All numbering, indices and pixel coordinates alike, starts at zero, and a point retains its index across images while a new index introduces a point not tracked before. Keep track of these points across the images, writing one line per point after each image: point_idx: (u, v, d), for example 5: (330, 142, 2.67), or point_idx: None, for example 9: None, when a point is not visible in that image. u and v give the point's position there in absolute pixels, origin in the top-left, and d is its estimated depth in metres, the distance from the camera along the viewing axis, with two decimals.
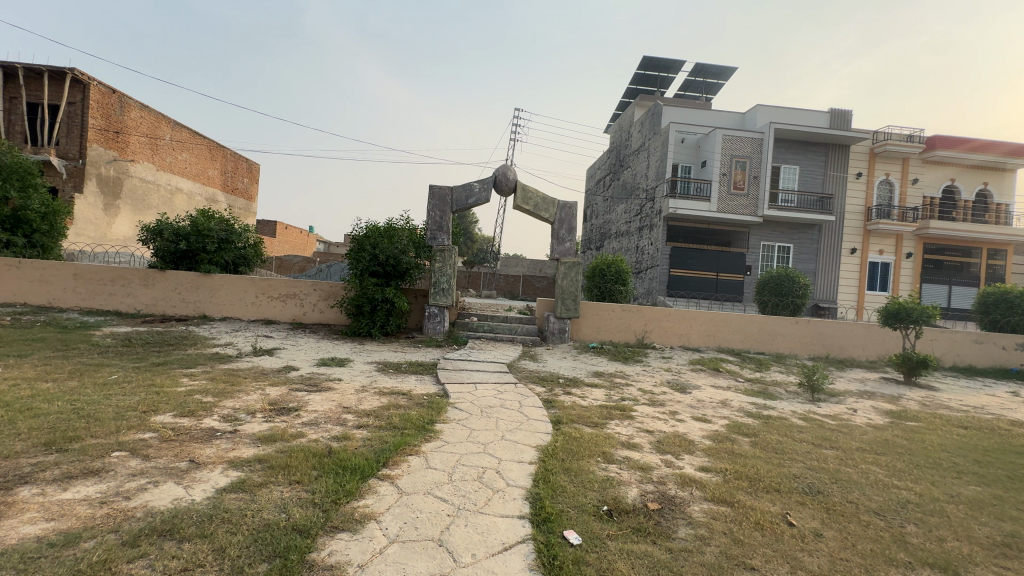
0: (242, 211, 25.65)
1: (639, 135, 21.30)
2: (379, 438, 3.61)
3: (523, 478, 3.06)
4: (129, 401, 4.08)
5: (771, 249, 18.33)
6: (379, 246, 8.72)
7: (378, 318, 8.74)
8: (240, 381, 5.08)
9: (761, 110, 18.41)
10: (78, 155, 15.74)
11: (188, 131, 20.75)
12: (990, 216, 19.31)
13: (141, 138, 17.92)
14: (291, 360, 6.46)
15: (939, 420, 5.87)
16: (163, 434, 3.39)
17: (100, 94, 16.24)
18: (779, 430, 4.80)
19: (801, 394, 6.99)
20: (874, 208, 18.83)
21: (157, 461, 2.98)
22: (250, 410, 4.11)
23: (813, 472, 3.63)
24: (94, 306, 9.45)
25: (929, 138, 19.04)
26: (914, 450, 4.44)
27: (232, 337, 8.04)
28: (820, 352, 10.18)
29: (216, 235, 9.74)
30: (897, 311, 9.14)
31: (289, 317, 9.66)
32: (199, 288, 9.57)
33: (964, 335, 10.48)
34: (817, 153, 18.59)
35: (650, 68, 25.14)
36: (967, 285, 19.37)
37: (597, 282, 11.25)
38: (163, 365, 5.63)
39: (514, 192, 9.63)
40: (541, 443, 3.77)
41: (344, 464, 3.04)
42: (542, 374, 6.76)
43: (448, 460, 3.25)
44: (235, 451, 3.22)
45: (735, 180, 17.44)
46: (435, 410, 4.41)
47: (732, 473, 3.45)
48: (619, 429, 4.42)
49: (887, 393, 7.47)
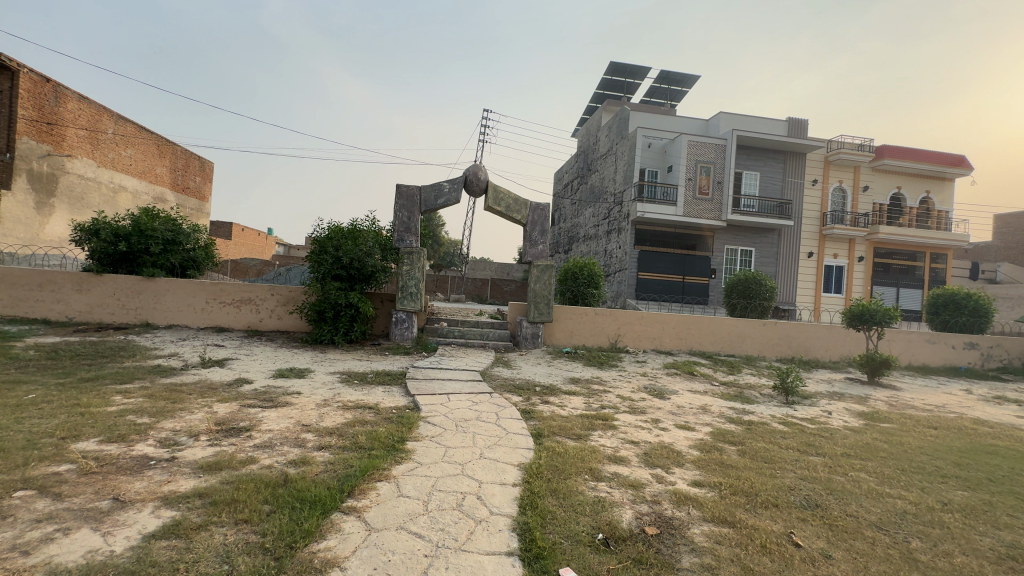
0: (193, 212, 24.15)
1: (607, 139, 21.43)
2: (343, 461, 3.21)
3: (508, 505, 2.74)
4: (45, 425, 3.50)
5: (735, 253, 18.74)
6: (342, 249, 8.21)
7: (340, 325, 8.23)
8: (183, 398, 4.53)
9: (724, 116, 18.85)
10: (5, 148, 14.30)
11: (133, 125, 19.36)
12: (932, 222, 20.45)
13: (78, 132, 16.55)
14: (244, 372, 5.90)
15: (909, 421, 5.93)
16: (82, 465, 2.87)
17: (32, 83, 14.86)
18: (763, 436, 4.67)
19: (775, 397, 6.96)
20: (829, 214, 19.59)
21: (70, 502, 2.49)
22: (193, 432, 3.62)
23: (806, 483, 3.48)
24: (17, 313, 8.48)
25: (878, 147, 20.00)
26: (895, 453, 4.39)
27: (177, 346, 7.34)
28: (787, 354, 10.34)
29: (161, 235, 8.97)
30: (862, 312, 9.36)
31: (243, 324, 8.99)
32: (141, 293, 8.77)
33: (918, 335, 10.89)
34: (776, 160, 19.19)
35: (617, 74, 25.43)
36: (913, 288, 20.41)
37: (568, 285, 11.09)
38: (93, 381, 4.97)
39: (485, 193, 9.33)
40: (524, 461, 3.46)
41: (303, 495, 2.64)
42: (517, 382, 6.45)
43: (422, 486, 2.90)
44: (171, 484, 2.76)
45: (700, 185, 17.78)
46: (406, 426, 4.03)
47: (727, 488, 3.24)
48: (603, 442, 4.16)
49: (855, 394, 7.58)
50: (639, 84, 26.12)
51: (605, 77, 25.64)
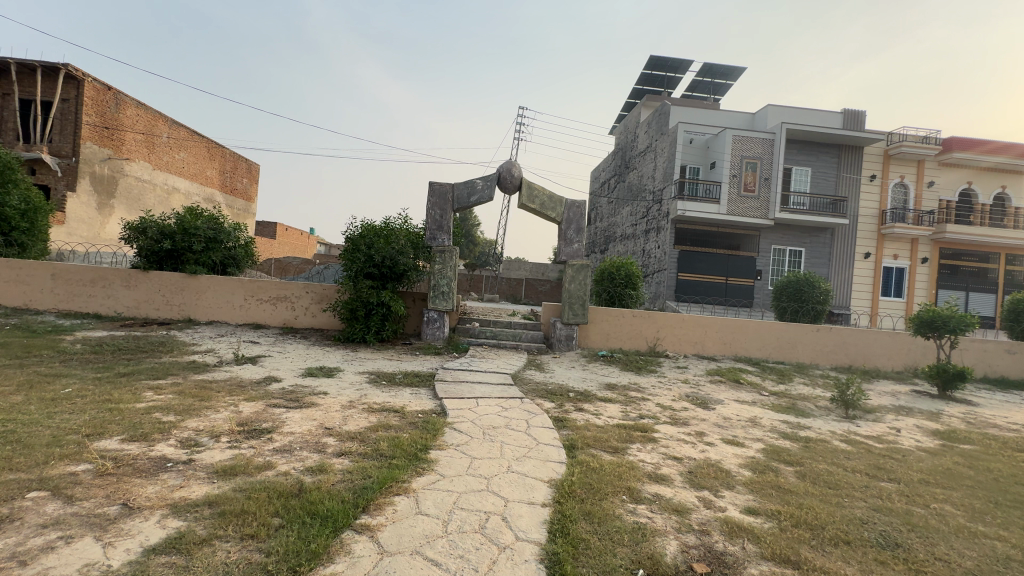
0: (241, 212, 25.14)
1: (646, 135, 20.75)
2: (362, 470, 3.01)
3: (537, 529, 2.46)
4: (74, 422, 3.50)
5: (782, 253, 17.69)
6: (374, 247, 8.14)
7: (372, 324, 8.18)
8: (211, 396, 4.49)
9: (772, 109, 17.90)
10: (71, 153, 15.23)
11: (186, 129, 20.23)
12: (1008, 221, 18.67)
13: (136, 136, 17.42)
14: (273, 370, 5.86)
15: (994, 442, 5.23)
16: (99, 466, 2.80)
17: (95, 91, 15.76)
18: (824, 456, 4.18)
19: (833, 411, 6.36)
20: (888, 212, 18.21)
21: (80, 506, 2.39)
22: (215, 433, 3.52)
23: (880, 515, 3.03)
24: (72, 308, 8.90)
25: (945, 139, 18.43)
26: (984, 482, 3.82)
27: (214, 342, 7.45)
28: (843, 362, 9.57)
29: (203, 233, 9.20)
30: (932, 319, 8.46)
31: (279, 321, 9.10)
32: (184, 290, 9.02)
33: (995, 345, 9.86)
34: (830, 155, 17.99)
35: (656, 68, 24.66)
36: (984, 292, 18.72)
37: (605, 285, 10.66)
38: (129, 375, 5.06)
39: (519, 191, 9.08)
40: (555, 477, 3.17)
41: (314, 509, 2.45)
42: (549, 387, 6.15)
43: (443, 503, 2.65)
44: (184, 489, 2.63)
45: (745, 182, 16.89)
46: (430, 433, 3.81)
47: (788, 519, 2.83)
48: (643, 457, 3.80)
49: (925, 409, 6.85)
50: (680, 77, 25.22)
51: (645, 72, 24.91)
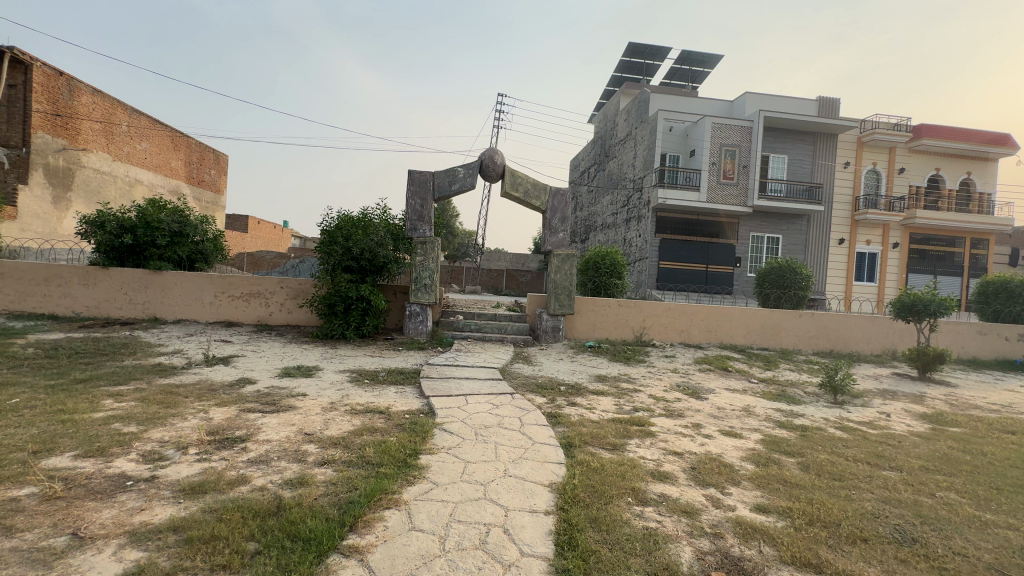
0: (209, 205, 24.13)
1: (625, 123, 20.62)
2: (347, 481, 2.76)
3: (542, 542, 2.26)
4: (19, 437, 3.13)
5: (761, 240, 17.87)
6: (352, 239, 7.78)
7: (352, 319, 7.84)
8: (178, 402, 4.15)
9: (750, 97, 17.98)
10: (21, 143, 14.20)
11: (147, 118, 19.19)
12: (973, 205, 19.25)
13: (93, 125, 16.43)
14: (247, 372, 5.50)
15: (981, 424, 5.27)
16: (45, 489, 2.47)
17: (45, 76, 14.73)
18: (823, 445, 4.10)
19: (822, 396, 6.36)
20: (862, 198, 18.57)
21: (20, 539, 2.08)
22: (182, 444, 3.21)
23: (891, 507, 2.94)
24: (24, 309, 8.30)
25: (915, 126, 18.81)
26: (981, 467, 3.81)
27: (182, 343, 7.01)
28: (824, 347, 9.67)
29: (168, 227, 8.65)
30: (913, 303, 8.57)
31: (253, 318, 8.68)
32: (148, 288, 8.49)
33: (969, 326, 10.11)
34: (806, 142, 18.19)
35: (635, 55, 24.49)
36: (951, 275, 19.34)
37: (590, 275, 10.51)
38: (87, 381, 4.66)
39: (502, 179, 8.80)
40: (556, 480, 2.98)
41: (296, 530, 2.20)
42: (539, 381, 5.96)
43: (438, 515, 2.43)
44: (145, 513, 2.34)
45: (724, 170, 16.93)
46: (419, 435, 3.57)
47: (801, 516, 2.71)
48: (643, 453, 3.65)
49: (909, 392, 6.94)
50: (658, 65, 25.14)
51: (624, 59, 24.72)
